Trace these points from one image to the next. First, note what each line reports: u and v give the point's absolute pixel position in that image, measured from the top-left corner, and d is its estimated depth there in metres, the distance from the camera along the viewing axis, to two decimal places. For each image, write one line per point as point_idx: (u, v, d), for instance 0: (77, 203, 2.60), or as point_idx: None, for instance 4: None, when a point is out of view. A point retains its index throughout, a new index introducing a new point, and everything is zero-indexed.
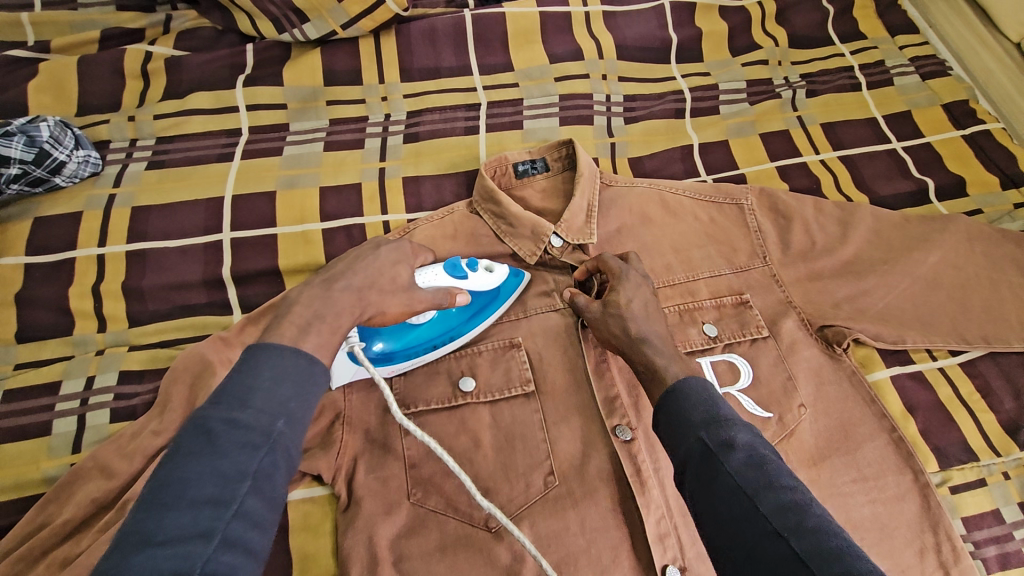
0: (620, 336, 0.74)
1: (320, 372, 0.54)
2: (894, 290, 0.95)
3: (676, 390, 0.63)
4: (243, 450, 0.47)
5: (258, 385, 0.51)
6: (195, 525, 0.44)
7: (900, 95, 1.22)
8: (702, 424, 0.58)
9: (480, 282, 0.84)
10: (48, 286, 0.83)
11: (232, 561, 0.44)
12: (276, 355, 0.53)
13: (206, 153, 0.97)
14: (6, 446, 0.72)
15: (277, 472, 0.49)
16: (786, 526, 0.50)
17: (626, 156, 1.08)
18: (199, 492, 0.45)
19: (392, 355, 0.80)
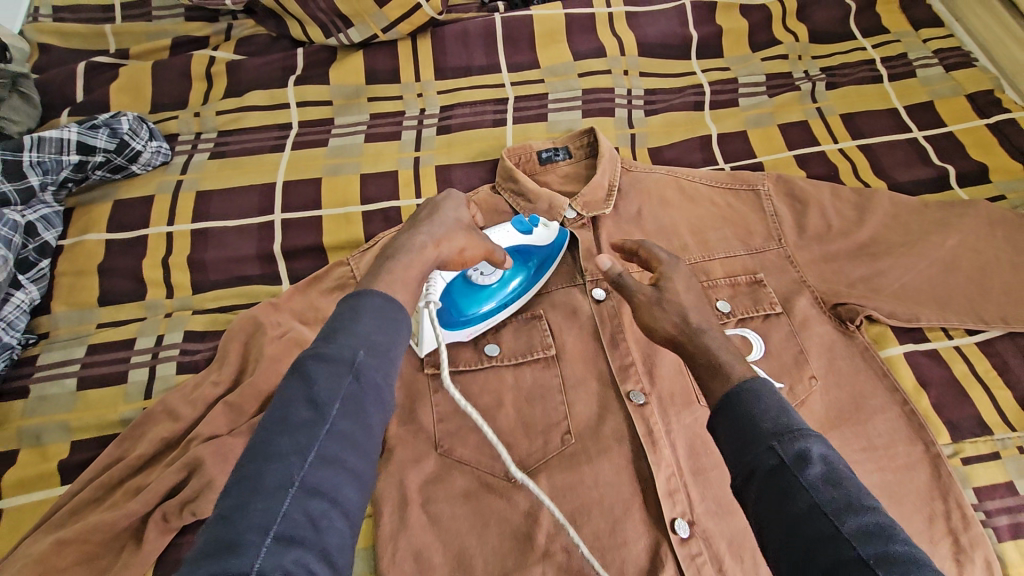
0: (675, 328, 0.69)
1: (399, 313, 0.59)
2: (911, 271, 0.98)
3: (741, 394, 0.57)
4: (333, 379, 0.53)
5: (353, 324, 0.56)
6: (296, 443, 0.50)
7: (922, 86, 1.24)
8: (774, 434, 0.53)
9: (542, 234, 0.92)
10: (126, 258, 0.94)
11: (325, 479, 0.49)
12: (366, 300, 0.59)
13: (261, 145, 1.08)
14: (89, 391, 0.82)
15: (368, 398, 0.53)
16: (877, 556, 0.45)
17: (646, 146, 1.14)
18: (302, 412, 0.51)
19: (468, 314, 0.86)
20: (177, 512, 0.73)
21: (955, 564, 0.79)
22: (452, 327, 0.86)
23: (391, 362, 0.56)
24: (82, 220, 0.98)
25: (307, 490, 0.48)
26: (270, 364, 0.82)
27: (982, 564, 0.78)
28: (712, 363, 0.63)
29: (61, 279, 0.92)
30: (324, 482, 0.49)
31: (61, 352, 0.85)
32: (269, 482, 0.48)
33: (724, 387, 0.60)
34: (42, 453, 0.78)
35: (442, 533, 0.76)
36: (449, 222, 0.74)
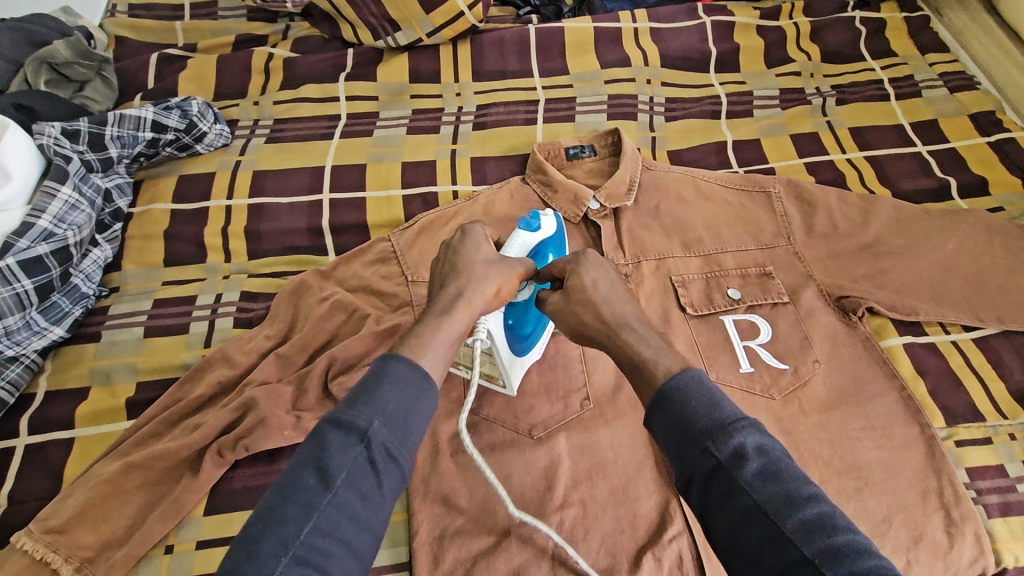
0: (591, 324, 0.67)
1: (418, 387, 0.60)
2: (911, 270, 1.05)
3: (672, 390, 0.57)
4: (345, 450, 0.55)
5: (376, 396, 0.57)
6: (301, 506, 0.52)
7: (927, 105, 1.32)
8: (709, 432, 0.54)
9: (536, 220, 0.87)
10: (190, 225, 1.03)
11: (326, 547, 0.52)
12: (391, 367, 0.60)
13: (312, 132, 1.18)
14: (156, 339, 0.91)
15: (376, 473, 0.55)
16: (815, 550, 0.48)
17: (666, 148, 1.23)
18: (309, 479, 0.53)
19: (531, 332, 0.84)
20: (231, 446, 0.81)
21: (946, 536, 0.83)
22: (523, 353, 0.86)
23: (410, 437, 0.58)
24: (149, 191, 1.07)
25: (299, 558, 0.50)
26: (318, 322, 0.90)
27: (971, 537, 0.83)
28: (633, 365, 0.62)
29: (131, 242, 1.01)
30: (320, 551, 0.51)
31: (131, 303, 0.95)
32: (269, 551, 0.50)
33: (651, 387, 0.59)
34: (111, 391, 0.87)
35: (469, 480, 0.82)
36: (480, 268, 0.72)
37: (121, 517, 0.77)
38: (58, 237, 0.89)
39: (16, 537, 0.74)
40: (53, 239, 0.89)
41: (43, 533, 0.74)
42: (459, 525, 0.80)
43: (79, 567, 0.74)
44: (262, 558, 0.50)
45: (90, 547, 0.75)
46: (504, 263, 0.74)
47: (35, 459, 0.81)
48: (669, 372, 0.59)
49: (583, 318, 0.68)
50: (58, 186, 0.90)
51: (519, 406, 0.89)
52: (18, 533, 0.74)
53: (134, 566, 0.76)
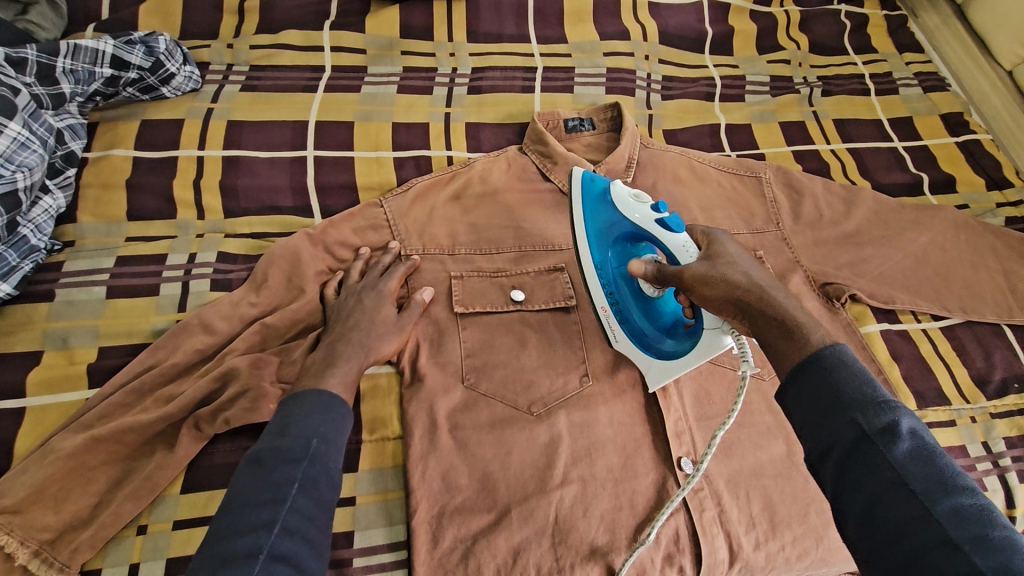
0: (731, 280, 0.66)
1: (339, 408, 0.66)
2: (888, 261, 1.09)
3: (826, 354, 0.57)
4: (287, 464, 0.59)
5: (299, 415, 0.63)
6: (257, 519, 0.55)
7: (903, 103, 1.37)
8: (859, 406, 0.53)
9: (632, 213, 0.82)
10: (156, 176, 0.93)
11: (292, 545, 0.55)
12: (312, 396, 0.66)
13: (293, 83, 1.09)
14: (120, 301, 0.82)
15: (323, 477, 0.60)
16: (963, 534, 0.47)
17: (662, 127, 1.22)
18: (260, 495, 0.56)
19: (643, 328, 0.84)
20: (209, 420, 0.74)
21: None
22: (652, 354, 0.84)
23: (340, 451, 0.64)
24: (108, 135, 0.96)
25: (276, 556, 0.53)
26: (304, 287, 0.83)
27: None
28: (788, 325, 0.60)
29: (87, 191, 0.91)
30: (288, 551, 0.54)
31: (90, 260, 0.85)
32: (234, 557, 0.52)
33: (804, 349, 0.58)
34: (69, 357, 0.78)
35: (468, 457, 0.80)
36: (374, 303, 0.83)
37: (85, 495, 0.69)
38: (5, 179, 0.77)
39: None
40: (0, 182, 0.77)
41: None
42: (458, 503, 0.78)
43: (38, 550, 0.66)
44: (230, 566, 0.52)
45: (50, 528, 0.67)
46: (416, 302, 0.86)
47: None
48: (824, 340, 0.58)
49: (735, 277, 0.66)
50: (5, 121, 0.78)
51: (519, 381, 0.86)
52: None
53: (102, 548, 0.69)
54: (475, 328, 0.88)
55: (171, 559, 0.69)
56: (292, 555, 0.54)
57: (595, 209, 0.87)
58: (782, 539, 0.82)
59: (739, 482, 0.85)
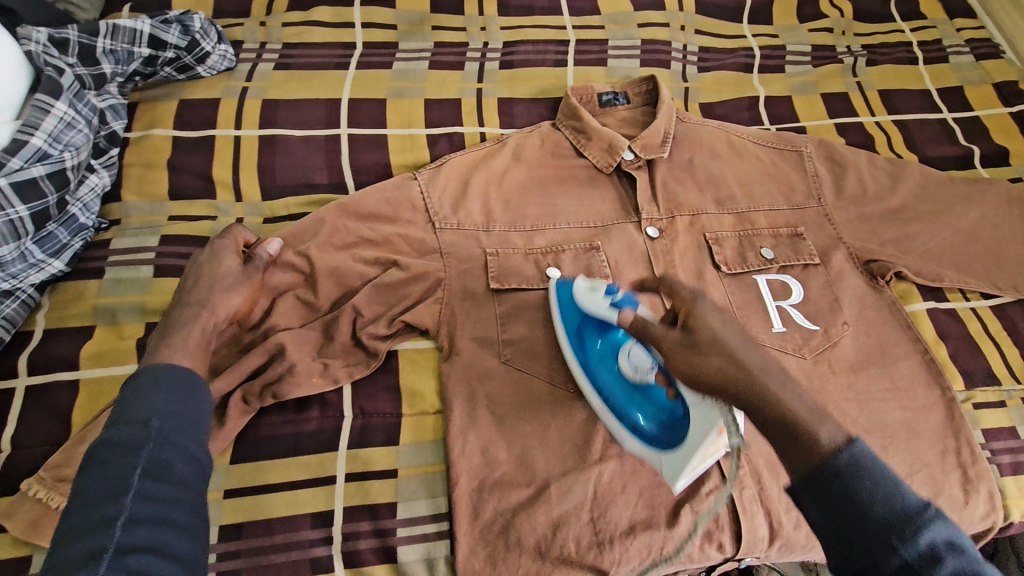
0: (724, 371, 0.59)
1: (191, 381, 0.62)
2: (936, 237, 1.05)
3: (845, 471, 0.52)
4: (125, 454, 0.55)
5: (139, 396, 0.59)
6: (102, 516, 0.52)
7: (953, 72, 1.31)
8: (888, 530, 0.50)
9: (595, 307, 0.79)
10: (195, 156, 0.94)
11: (145, 534, 0.53)
12: (153, 373, 0.61)
13: (325, 61, 1.08)
14: (166, 278, 0.84)
15: (169, 456, 0.56)
16: None
17: (698, 100, 1.18)
18: (102, 492, 0.53)
19: (642, 423, 0.74)
20: (256, 394, 0.78)
21: (963, 493, 0.86)
22: (656, 449, 0.72)
23: (196, 425, 0.60)
24: (147, 115, 0.97)
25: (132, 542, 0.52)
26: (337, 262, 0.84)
27: (985, 495, 0.86)
28: (785, 430, 0.55)
29: (129, 170, 0.92)
30: (143, 539, 0.52)
31: (135, 238, 0.87)
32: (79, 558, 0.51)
33: (812, 456, 0.54)
34: (118, 332, 0.80)
35: (506, 433, 0.81)
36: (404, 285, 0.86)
37: None
38: (53, 158, 0.79)
39: (27, 486, 0.69)
40: (49, 160, 0.78)
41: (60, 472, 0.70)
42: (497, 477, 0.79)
43: None
44: (85, 564, 0.51)
45: None
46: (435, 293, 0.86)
47: (40, 402, 0.75)
48: (834, 444, 0.54)
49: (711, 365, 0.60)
50: (51, 101, 0.79)
51: (555, 358, 0.86)
52: (28, 479, 0.69)
53: None
54: (511, 306, 0.88)
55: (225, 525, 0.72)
56: (149, 541, 0.52)
57: (571, 341, 0.83)
58: None
59: (780, 461, 0.84)
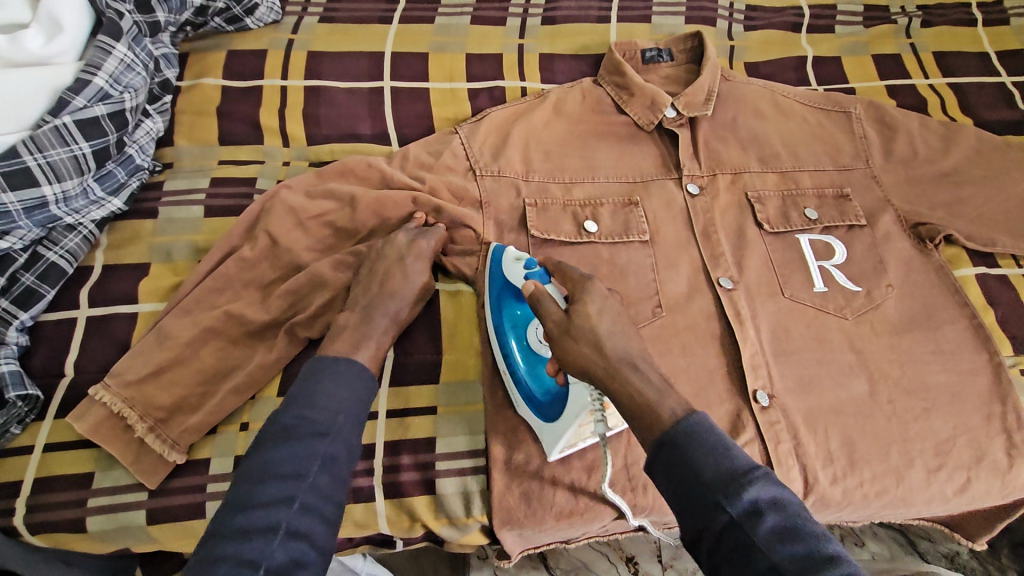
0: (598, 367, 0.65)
1: (367, 384, 0.65)
2: (989, 202, 1.01)
3: (683, 440, 0.57)
4: (314, 437, 0.59)
5: (324, 382, 0.62)
6: (278, 488, 0.57)
7: (1015, 34, 1.24)
8: (713, 485, 0.54)
9: (512, 275, 0.80)
10: (243, 104, 0.97)
11: (308, 523, 0.57)
12: (341, 368, 0.64)
13: (369, 15, 1.09)
14: (216, 218, 0.87)
15: (350, 406, 0.62)
16: None
17: (743, 60, 1.16)
18: (280, 467, 0.57)
19: (533, 391, 0.78)
20: (304, 326, 0.79)
21: (1007, 457, 0.84)
22: (542, 417, 0.76)
23: (358, 422, 0.63)
24: (197, 65, 0.99)
25: (326, 466, 0.59)
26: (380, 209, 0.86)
27: None
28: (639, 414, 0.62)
29: (181, 117, 0.95)
30: (304, 528, 0.56)
31: (188, 181, 0.90)
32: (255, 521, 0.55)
33: (658, 427, 0.59)
34: (173, 268, 0.83)
35: None
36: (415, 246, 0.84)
37: (194, 390, 0.75)
38: (113, 99, 0.81)
39: (94, 391, 0.72)
40: (110, 100, 0.81)
41: (122, 388, 0.73)
42: None
43: (152, 427, 0.72)
44: (251, 532, 0.54)
45: (164, 408, 0.73)
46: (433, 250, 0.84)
47: (100, 331, 0.78)
48: (674, 417, 0.59)
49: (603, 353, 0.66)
50: (113, 42, 0.81)
51: None
52: (95, 385, 0.73)
53: (207, 434, 0.75)
54: (548, 257, 0.90)
55: None
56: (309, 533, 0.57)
57: (492, 307, 0.82)
58: (861, 475, 0.81)
59: (818, 419, 0.84)
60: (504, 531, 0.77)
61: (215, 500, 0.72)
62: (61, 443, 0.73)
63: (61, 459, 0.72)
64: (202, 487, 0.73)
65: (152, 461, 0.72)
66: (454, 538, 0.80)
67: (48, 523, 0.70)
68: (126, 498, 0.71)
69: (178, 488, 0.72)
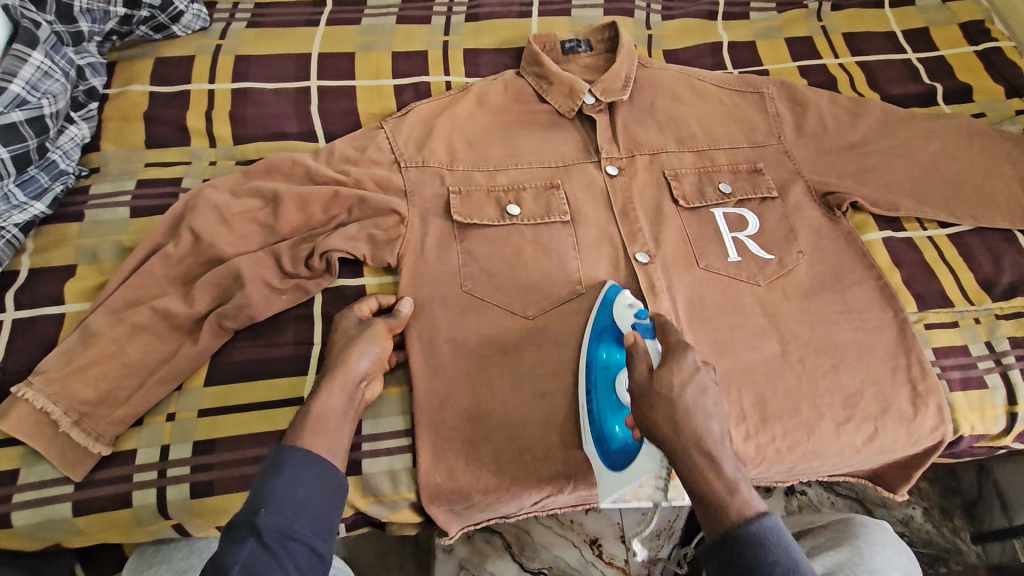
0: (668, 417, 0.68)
1: (319, 471, 0.66)
2: (896, 170, 1.06)
3: (750, 542, 0.62)
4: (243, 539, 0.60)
5: (275, 476, 0.64)
6: None
7: (920, 13, 1.31)
8: (774, 560, 0.60)
9: (621, 319, 0.84)
10: (171, 109, 0.99)
11: None
12: (296, 460, 0.65)
13: (296, 19, 1.12)
14: (142, 218, 0.89)
15: (308, 493, 0.64)
16: None
17: (662, 48, 1.21)
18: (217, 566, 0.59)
19: (603, 437, 0.79)
20: (232, 318, 0.81)
21: (911, 406, 0.89)
22: (605, 463, 0.78)
23: (309, 516, 0.63)
24: (124, 73, 1.01)
25: (246, 569, 0.58)
26: (303, 202, 0.88)
27: (933, 408, 0.89)
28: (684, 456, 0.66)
29: (108, 123, 0.97)
30: None
31: (114, 184, 0.92)
32: None
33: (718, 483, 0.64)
34: (99, 268, 0.85)
35: (467, 356, 0.86)
36: (347, 329, 0.81)
37: (119, 383, 0.77)
38: (32, 105, 0.84)
39: (18, 388, 0.74)
40: (27, 106, 0.84)
41: (45, 384, 0.75)
42: (460, 395, 0.84)
43: (78, 420, 0.74)
44: None
45: (88, 402, 0.75)
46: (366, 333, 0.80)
47: (26, 331, 0.80)
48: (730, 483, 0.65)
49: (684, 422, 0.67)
50: (29, 51, 0.85)
51: (517, 289, 0.90)
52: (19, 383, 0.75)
53: (133, 426, 0.77)
54: (472, 241, 0.92)
55: (198, 440, 0.76)
56: None
57: (590, 336, 0.86)
58: (772, 431, 0.86)
59: (732, 380, 0.88)
60: (432, 505, 0.81)
61: (140, 489, 0.74)
62: None
63: None
64: (128, 478, 0.75)
65: (78, 453, 0.74)
66: (383, 516, 0.83)
67: None
68: (52, 491, 0.73)
69: (105, 479, 0.74)
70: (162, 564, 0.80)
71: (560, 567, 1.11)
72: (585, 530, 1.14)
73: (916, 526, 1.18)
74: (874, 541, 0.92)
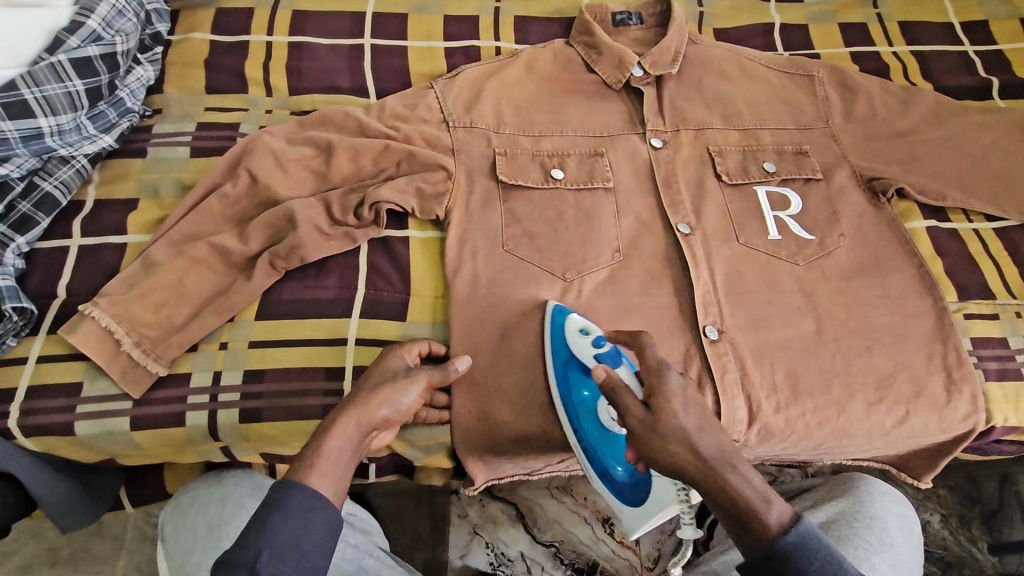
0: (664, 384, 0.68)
1: (325, 512, 0.63)
2: (945, 160, 1.05)
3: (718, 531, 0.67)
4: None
5: (277, 512, 0.61)
6: None
7: (979, 4, 1.27)
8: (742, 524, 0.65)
9: (580, 352, 0.80)
10: (231, 57, 1.02)
11: None
12: (303, 497, 0.63)
13: None
14: (201, 159, 0.92)
15: (313, 538, 0.62)
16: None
17: (712, 26, 1.21)
18: None
19: (608, 465, 0.81)
20: (283, 258, 0.84)
21: (945, 393, 0.89)
22: (623, 500, 0.83)
23: (307, 559, 0.61)
24: (187, 20, 1.04)
25: None
26: (354, 152, 0.91)
27: (968, 395, 0.89)
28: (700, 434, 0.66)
29: (171, 68, 1.01)
30: None
31: (176, 125, 0.96)
32: None
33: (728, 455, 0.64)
34: (159, 203, 0.89)
35: (504, 311, 0.88)
36: (390, 368, 0.77)
37: (176, 311, 0.81)
38: (106, 41, 0.88)
39: (84, 307, 0.78)
40: (102, 42, 0.87)
41: (108, 306, 0.79)
42: (496, 348, 0.86)
43: (138, 341, 0.78)
44: None
45: (147, 325, 0.79)
46: (408, 378, 0.76)
47: (90, 257, 0.84)
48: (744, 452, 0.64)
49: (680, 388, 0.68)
50: None
51: (556, 250, 0.92)
52: (85, 304, 0.79)
53: (188, 351, 0.81)
54: (515, 201, 0.94)
55: (248, 369, 0.80)
56: None
57: (555, 378, 0.83)
58: (802, 407, 0.87)
59: (764, 354, 0.89)
60: (466, 453, 0.84)
61: (193, 411, 0.78)
62: (53, 355, 0.78)
63: (51, 370, 0.77)
64: (181, 399, 0.78)
65: (136, 372, 0.78)
66: (418, 459, 0.87)
67: (39, 427, 0.76)
68: (112, 406, 0.77)
69: (160, 398, 0.78)
70: (197, 517, 0.83)
71: (573, 543, 1.13)
72: (598, 508, 1.16)
73: (933, 531, 1.17)
74: (874, 490, 0.92)
